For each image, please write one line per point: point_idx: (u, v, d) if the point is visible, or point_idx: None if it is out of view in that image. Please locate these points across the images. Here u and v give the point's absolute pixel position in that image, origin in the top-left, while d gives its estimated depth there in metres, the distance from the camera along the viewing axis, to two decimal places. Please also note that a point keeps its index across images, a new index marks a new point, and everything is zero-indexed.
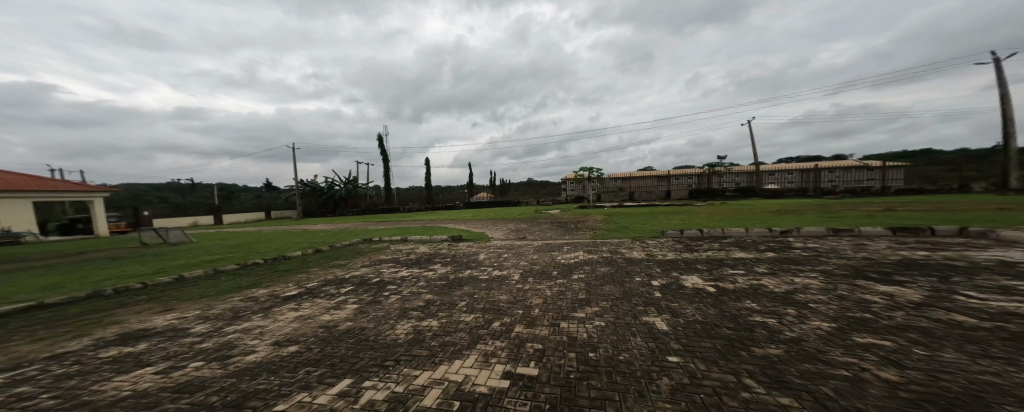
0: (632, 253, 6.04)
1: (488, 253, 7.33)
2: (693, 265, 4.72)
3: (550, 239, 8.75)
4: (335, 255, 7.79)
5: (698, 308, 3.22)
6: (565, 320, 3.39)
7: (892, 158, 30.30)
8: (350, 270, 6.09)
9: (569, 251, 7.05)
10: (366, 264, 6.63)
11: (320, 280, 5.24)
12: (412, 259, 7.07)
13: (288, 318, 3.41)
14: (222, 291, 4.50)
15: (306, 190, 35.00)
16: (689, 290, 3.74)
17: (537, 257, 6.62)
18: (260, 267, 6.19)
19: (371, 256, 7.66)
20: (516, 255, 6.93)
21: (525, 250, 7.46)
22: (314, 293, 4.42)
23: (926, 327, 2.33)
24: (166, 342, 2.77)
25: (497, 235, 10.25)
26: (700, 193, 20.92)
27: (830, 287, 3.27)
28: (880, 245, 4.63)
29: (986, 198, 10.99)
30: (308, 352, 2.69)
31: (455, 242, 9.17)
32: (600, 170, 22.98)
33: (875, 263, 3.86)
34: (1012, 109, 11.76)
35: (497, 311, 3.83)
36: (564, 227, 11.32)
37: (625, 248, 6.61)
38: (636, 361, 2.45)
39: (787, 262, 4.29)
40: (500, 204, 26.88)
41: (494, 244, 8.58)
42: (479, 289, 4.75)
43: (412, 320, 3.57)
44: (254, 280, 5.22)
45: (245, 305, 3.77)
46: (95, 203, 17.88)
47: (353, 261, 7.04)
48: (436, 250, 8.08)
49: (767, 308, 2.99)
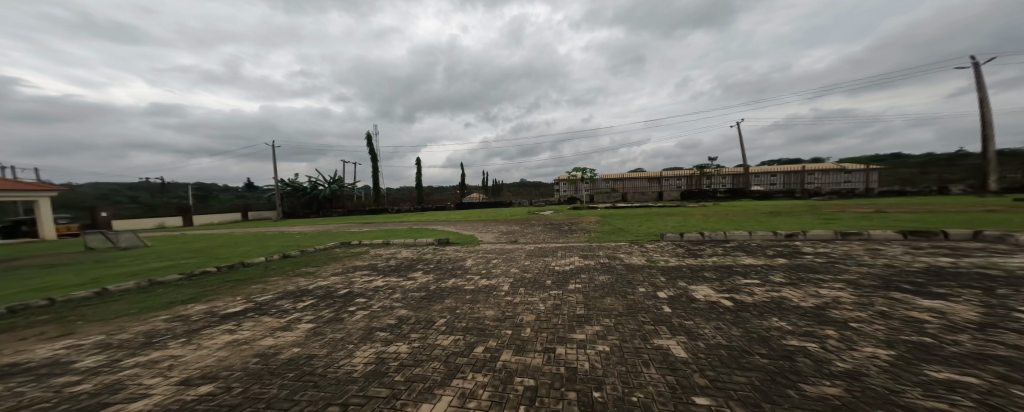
0: (631, 259, 5.57)
1: (475, 258, 6.73)
2: (700, 273, 4.25)
3: (543, 243, 8.19)
4: (303, 261, 6.98)
5: (719, 328, 2.73)
6: (562, 345, 2.83)
7: (868, 161, 31.43)
8: (316, 279, 5.36)
9: (563, 256, 6.51)
10: (338, 272, 5.91)
11: (277, 292, 4.52)
12: (391, 266, 6.37)
13: (216, 344, 2.72)
14: (148, 309, 3.73)
15: (287, 189, 33.43)
16: (703, 306, 3.24)
17: (529, 263, 6.06)
18: (209, 278, 5.37)
19: (344, 262, 6.89)
20: (506, 261, 6.35)
21: (515, 255, 6.87)
22: (263, 308, 3.71)
23: (1008, 357, 1.88)
24: (29, 385, 2.06)
25: (487, 237, 9.63)
26: (691, 194, 20.91)
27: (866, 301, 2.82)
28: (898, 250, 4.28)
29: (969, 199, 11.14)
30: (224, 393, 2.03)
31: (441, 246, 8.51)
32: (592, 171, 22.74)
33: (902, 272, 3.47)
34: (990, 114, 12.07)
35: (481, 331, 3.24)
36: (557, 229, 10.80)
37: (623, 253, 6.11)
38: (654, 403, 1.91)
39: (804, 269, 3.87)
40: (490, 205, 26.28)
41: (483, 247, 7.98)
42: (460, 303, 4.14)
43: (377, 344, 2.93)
44: (195, 294, 4.43)
45: (167, 328, 3.04)
46: (41, 205, 16.14)
47: (323, 268, 6.28)
48: (420, 255, 7.40)
49: (800, 328, 2.51)
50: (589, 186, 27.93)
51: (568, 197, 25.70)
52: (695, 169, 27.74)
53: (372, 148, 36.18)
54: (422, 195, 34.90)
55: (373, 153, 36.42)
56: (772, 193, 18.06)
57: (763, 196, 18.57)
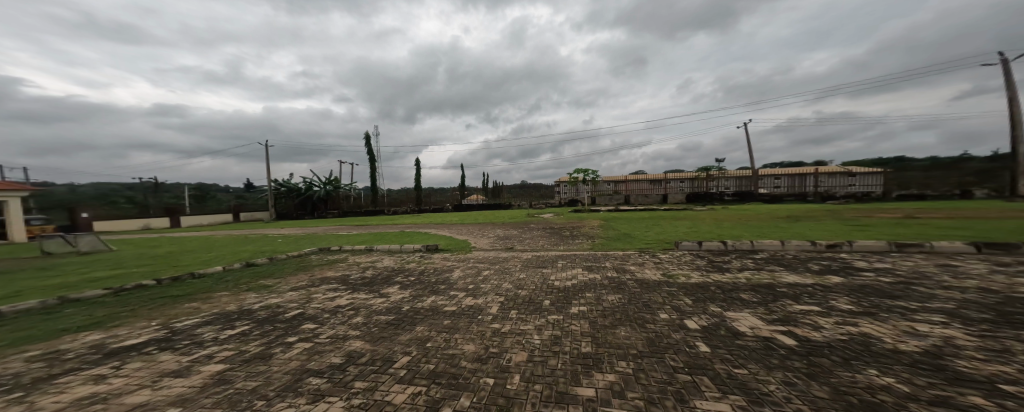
0: (644, 274, 4.71)
1: (464, 270, 5.89)
2: (735, 294, 3.40)
3: (543, 251, 7.30)
4: (266, 271, 6.00)
5: (790, 385, 1.89)
6: (563, 408, 1.97)
7: (875, 164, 30.76)
8: (267, 294, 4.47)
9: (564, 268, 5.64)
10: (301, 284, 5.03)
11: (210, 313, 3.65)
12: (365, 278, 5.48)
13: (57, 406, 1.88)
14: (23, 340, 2.87)
15: (281, 190, 32.50)
16: (755, 345, 2.37)
17: (524, 276, 5.20)
18: (139, 295, 4.46)
19: (314, 272, 5.95)
20: (498, 274, 5.47)
21: (509, 266, 5.98)
22: (172, 340, 2.85)
23: None
24: None
25: (481, 244, 8.74)
26: (696, 197, 20.12)
27: (997, 347, 1.98)
28: (979, 267, 3.45)
29: (1000, 203, 10.39)
30: None
31: (429, 253, 7.62)
32: (594, 172, 21.93)
33: (1012, 299, 2.63)
34: (1020, 114, 11.31)
35: (453, 381, 2.40)
36: (558, 234, 9.91)
37: (634, 266, 5.25)
38: None
39: (873, 292, 3.02)
40: (489, 208, 25.38)
41: (475, 255, 7.14)
42: (434, 333, 3.28)
43: (302, 399, 2.08)
44: (106, 316, 3.57)
45: (11, 378, 2.19)
46: (10, 205, 15.19)
47: (285, 280, 5.36)
48: (402, 265, 6.51)
49: (924, 392, 1.66)
50: (590, 188, 27.18)
51: (569, 199, 24.84)
52: (699, 171, 26.90)
53: (369, 148, 35.26)
54: (419, 196, 34.03)
55: (370, 154, 35.55)
56: (783, 197, 17.16)
57: (774, 198, 17.63)
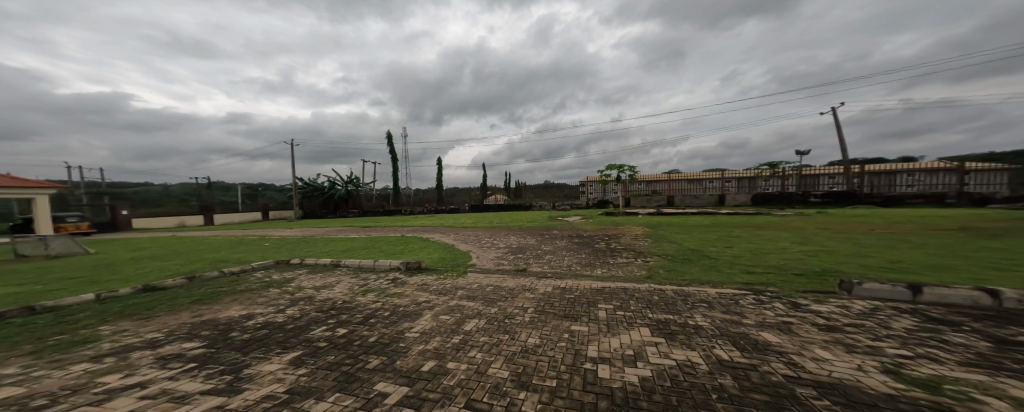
0: (827, 366, 1.93)
1: (435, 317, 3.43)
2: None
3: (572, 278, 4.64)
4: (147, 302, 3.94)
5: None
6: None
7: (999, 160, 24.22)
8: (28, 372, 2.27)
9: (611, 324, 3.00)
10: (138, 339, 2.82)
11: None
12: (264, 326, 3.20)
13: None
14: None
15: (305, 189, 32.11)
16: None
17: (540, 345, 2.66)
18: None
19: (209, 307, 3.78)
20: (490, 335, 2.93)
21: (512, 313, 3.40)
22: None
23: None
24: None
25: (483, 260, 6.18)
26: (766, 198, 16.22)
27: None
28: None
29: None
30: None
31: (405, 277, 5.23)
32: (632, 169, 18.66)
33: None
34: None
35: None
36: (592, 248, 7.13)
37: (770, 332, 2.47)
38: None
39: None
40: (509, 208, 22.96)
41: (467, 284, 4.67)
42: None
43: None
44: None
45: None
46: (39, 202, 15.26)
47: (140, 325, 3.21)
48: (352, 298, 4.21)
49: None
50: (624, 188, 23.74)
51: (599, 200, 21.56)
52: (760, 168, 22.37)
53: (388, 147, 34.08)
54: (439, 196, 32.56)
55: (393, 153, 34.69)
56: (901, 199, 12.75)
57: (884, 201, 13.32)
